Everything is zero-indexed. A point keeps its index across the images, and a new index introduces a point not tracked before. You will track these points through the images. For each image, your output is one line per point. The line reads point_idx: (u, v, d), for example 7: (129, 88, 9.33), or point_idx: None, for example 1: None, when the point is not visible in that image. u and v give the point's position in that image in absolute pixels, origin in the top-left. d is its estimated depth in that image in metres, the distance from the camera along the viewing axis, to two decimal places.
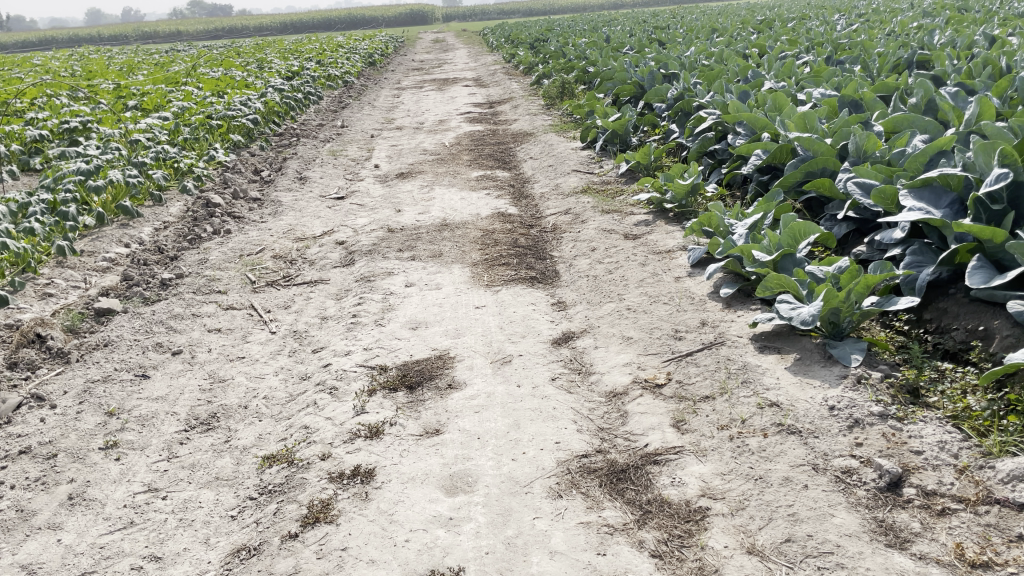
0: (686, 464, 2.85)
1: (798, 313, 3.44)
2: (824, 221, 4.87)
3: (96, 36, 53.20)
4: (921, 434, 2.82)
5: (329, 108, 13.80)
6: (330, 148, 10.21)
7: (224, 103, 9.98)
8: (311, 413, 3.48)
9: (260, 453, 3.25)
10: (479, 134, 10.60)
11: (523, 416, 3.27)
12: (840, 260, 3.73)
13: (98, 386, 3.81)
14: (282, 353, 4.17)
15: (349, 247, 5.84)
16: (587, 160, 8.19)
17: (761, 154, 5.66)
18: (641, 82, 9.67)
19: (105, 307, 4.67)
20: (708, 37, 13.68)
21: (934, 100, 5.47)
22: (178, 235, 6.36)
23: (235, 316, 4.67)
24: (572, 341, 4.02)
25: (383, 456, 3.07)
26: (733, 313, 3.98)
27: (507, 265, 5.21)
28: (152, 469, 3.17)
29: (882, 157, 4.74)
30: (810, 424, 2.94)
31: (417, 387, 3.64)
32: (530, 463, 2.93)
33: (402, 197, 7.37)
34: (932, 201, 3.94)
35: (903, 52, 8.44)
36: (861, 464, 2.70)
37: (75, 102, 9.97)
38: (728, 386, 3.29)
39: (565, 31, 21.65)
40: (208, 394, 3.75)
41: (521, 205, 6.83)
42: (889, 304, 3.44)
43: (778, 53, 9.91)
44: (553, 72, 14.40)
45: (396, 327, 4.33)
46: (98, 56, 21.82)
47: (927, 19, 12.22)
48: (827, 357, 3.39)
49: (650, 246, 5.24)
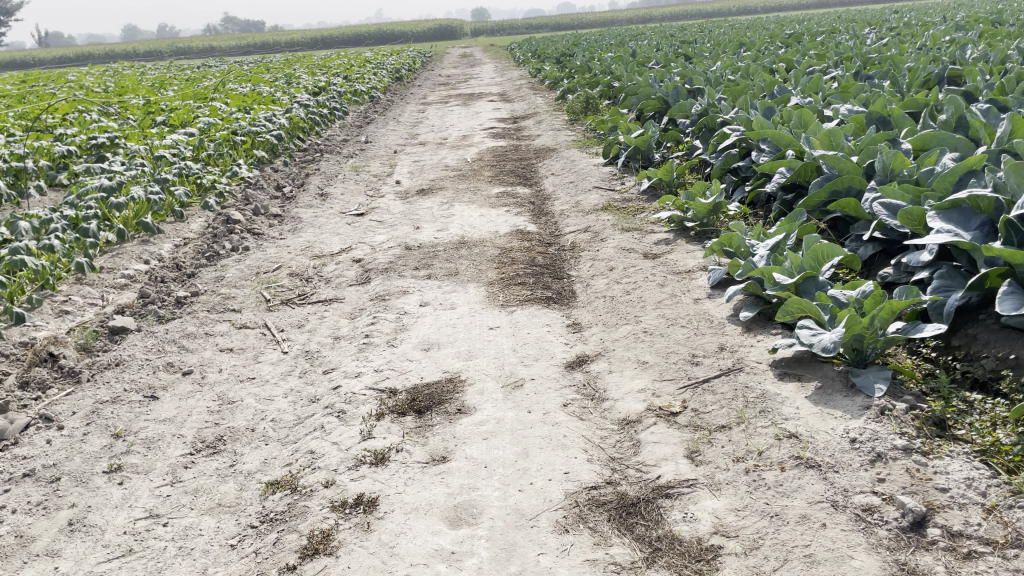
0: (699, 498, 2.74)
1: (820, 339, 3.33)
2: (849, 242, 4.73)
3: (131, 52, 54.13)
4: (947, 470, 2.69)
5: (354, 124, 13.85)
6: (353, 164, 10.24)
7: (248, 119, 10.03)
8: (318, 438, 3.41)
9: (264, 479, 3.19)
10: (501, 149, 10.57)
11: (533, 444, 3.18)
12: (864, 284, 3.61)
13: (107, 407, 3.79)
14: (292, 374, 4.13)
15: (366, 265, 5.80)
16: (609, 176, 8.11)
17: (785, 172, 5.53)
18: (665, 98, 9.57)
19: (119, 325, 4.66)
20: (735, 51, 13.55)
21: (964, 117, 5.32)
22: (197, 252, 6.37)
23: (248, 335, 4.63)
24: (586, 364, 3.93)
25: (387, 485, 3.00)
26: (753, 338, 3.86)
27: (523, 284, 5.14)
28: (154, 494, 3.12)
29: (910, 176, 4.60)
30: (830, 458, 2.81)
31: (426, 411, 3.56)
32: (537, 494, 2.84)
33: (421, 213, 7.34)
34: (961, 222, 3.80)
35: (933, 68, 8.27)
36: (883, 502, 2.57)
37: (103, 117, 10.09)
38: (744, 416, 3.17)
39: (592, 46, 21.63)
40: (215, 416, 3.71)
41: (541, 223, 6.76)
42: (915, 330, 3.31)
43: (806, 68, 9.77)
44: (578, 87, 14.35)
45: (408, 348, 4.27)
46: (131, 71, 22.14)
47: (959, 32, 12.01)
48: (850, 385, 3.26)
49: (670, 266, 5.13)
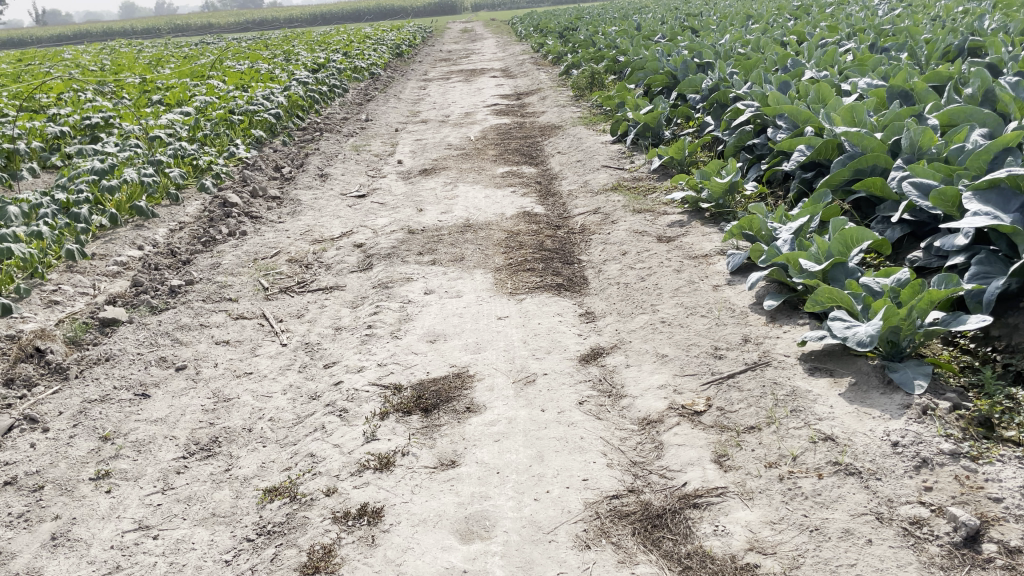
0: (730, 509, 2.54)
1: (853, 332, 3.11)
2: (875, 224, 4.49)
3: (129, 29, 53.34)
4: (1000, 478, 2.47)
5: (354, 101, 13.56)
6: (353, 143, 9.97)
7: (246, 97, 9.75)
8: (319, 440, 3.21)
9: (261, 485, 2.99)
10: (506, 127, 10.28)
11: (548, 446, 2.98)
12: (898, 272, 3.38)
13: (95, 406, 3.59)
14: (291, 368, 3.92)
15: (368, 250, 5.58)
16: (618, 154, 7.86)
17: (805, 150, 5.28)
18: (674, 72, 9.26)
19: (110, 317, 4.45)
20: (743, 24, 13.20)
21: (992, 91, 5.03)
22: (192, 237, 6.15)
23: (245, 327, 4.42)
24: (601, 358, 3.71)
25: (393, 493, 2.79)
26: (779, 328, 3.64)
27: (532, 270, 4.90)
28: (144, 504, 2.92)
29: (939, 154, 4.35)
30: (872, 463, 2.60)
31: (434, 410, 3.35)
32: (554, 504, 2.64)
33: (425, 195, 7.09)
34: (1000, 204, 3.54)
35: (952, 39, 7.94)
36: (933, 514, 2.36)
37: (98, 96, 9.84)
38: (775, 416, 2.96)
39: (594, 19, 21.14)
40: (210, 415, 3.50)
41: (548, 204, 6.52)
42: (956, 322, 3.08)
43: (818, 40, 9.44)
44: (582, 62, 13.98)
45: (413, 340, 4.05)
46: (128, 49, 21.65)
47: (973, 2, 11.66)
48: (887, 382, 3.04)
49: (685, 250, 4.90)
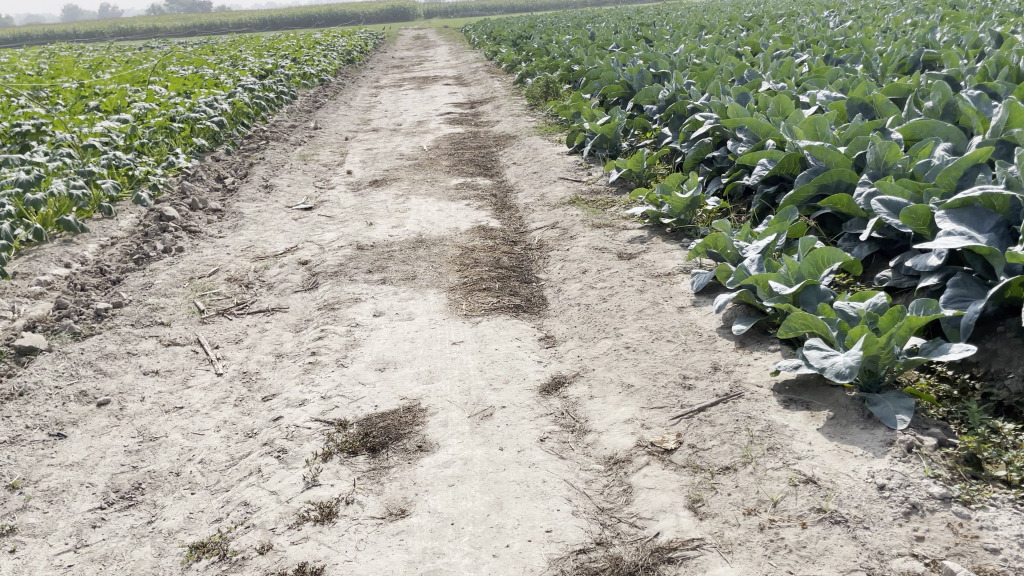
0: (707, 565, 2.31)
1: (831, 362, 2.89)
2: (842, 242, 4.33)
3: (72, 32, 51.86)
4: (995, 525, 2.29)
5: (303, 108, 13.18)
6: (301, 152, 9.62)
7: (188, 104, 9.34)
8: (254, 486, 2.91)
9: (187, 541, 2.67)
10: (460, 136, 10.02)
11: (507, 492, 2.72)
12: (873, 296, 3.20)
13: (3, 450, 3.24)
14: (226, 403, 3.59)
15: (313, 268, 5.27)
16: (575, 166, 7.66)
17: (767, 164, 5.11)
18: (630, 82, 9.10)
19: (27, 345, 4.07)
20: (696, 34, 13.17)
21: (953, 104, 4.90)
22: (125, 253, 5.76)
23: (177, 354, 4.08)
24: (563, 388, 3.47)
25: (335, 550, 2.51)
26: (749, 355, 3.44)
27: (488, 290, 4.65)
28: (53, 565, 2.60)
29: (905, 169, 4.19)
30: (858, 510, 2.40)
31: (382, 449, 3.08)
32: (515, 561, 2.38)
33: (375, 207, 6.80)
34: (973, 223, 3.37)
35: (907, 50, 7.89)
36: (927, 569, 2.16)
37: (30, 101, 9.33)
38: (750, 455, 2.75)
39: (547, 29, 20.92)
40: (133, 458, 3.17)
41: (504, 217, 6.28)
42: (938, 350, 2.88)
43: (772, 51, 9.34)
44: (536, 70, 13.82)
45: (361, 369, 3.76)
46: (68, 53, 20.89)
47: (920, 15, 11.73)
48: (867, 416, 2.84)
49: (647, 268, 4.70)
